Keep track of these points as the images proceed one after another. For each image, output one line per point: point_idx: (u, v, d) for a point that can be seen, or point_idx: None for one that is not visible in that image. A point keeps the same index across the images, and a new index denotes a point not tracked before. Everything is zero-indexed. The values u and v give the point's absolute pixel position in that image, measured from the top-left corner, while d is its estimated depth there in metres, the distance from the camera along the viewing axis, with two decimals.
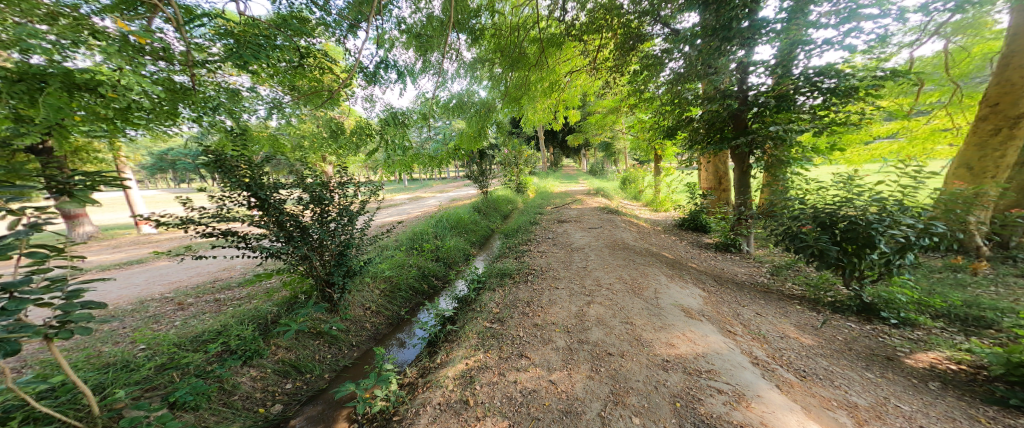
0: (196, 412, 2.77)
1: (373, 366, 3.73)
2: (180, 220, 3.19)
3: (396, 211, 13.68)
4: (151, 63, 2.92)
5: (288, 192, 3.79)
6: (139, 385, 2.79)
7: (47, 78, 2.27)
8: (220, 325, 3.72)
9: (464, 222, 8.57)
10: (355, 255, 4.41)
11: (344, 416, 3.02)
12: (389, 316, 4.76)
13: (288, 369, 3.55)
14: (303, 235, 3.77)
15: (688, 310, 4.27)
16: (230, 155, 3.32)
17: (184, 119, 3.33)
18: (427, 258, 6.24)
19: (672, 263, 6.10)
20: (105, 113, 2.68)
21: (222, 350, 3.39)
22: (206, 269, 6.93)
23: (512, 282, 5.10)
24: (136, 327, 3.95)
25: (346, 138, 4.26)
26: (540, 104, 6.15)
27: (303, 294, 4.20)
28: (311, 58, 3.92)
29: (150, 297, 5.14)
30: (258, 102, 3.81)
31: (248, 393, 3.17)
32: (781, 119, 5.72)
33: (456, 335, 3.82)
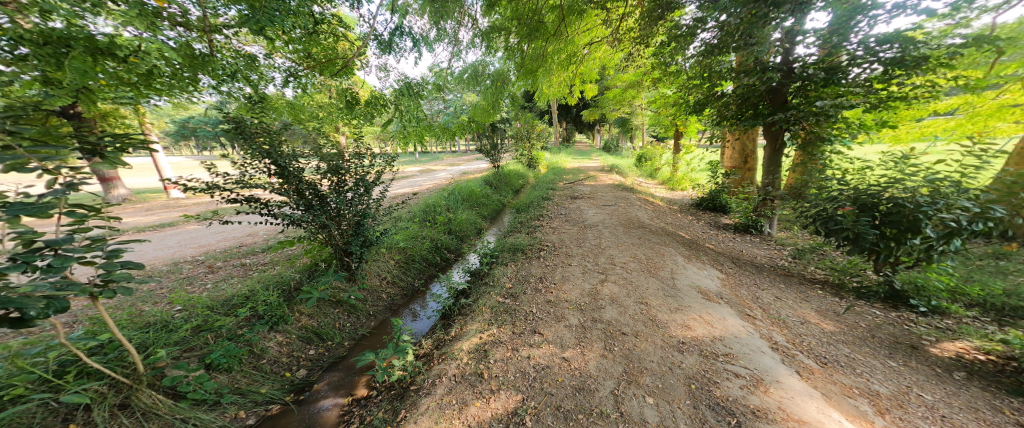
0: (230, 373, 2.97)
1: (390, 336, 3.82)
2: (207, 185, 3.24)
3: (407, 183, 13.74)
4: (168, 28, 2.83)
5: (306, 161, 3.81)
6: (179, 345, 2.95)
7: (71, 43, 2.26)
8: (248, 290, 3.86)
9: (476, 196, 8.50)
10: (373, 226, 4.44)
11: (363, 383, 3.14)
12: (403, 287, 4.86)
13: (311, 335, 3.69)
14: (322, 204, 3.82)
15: (706, 292, 4.16)
16: (250, 121, 3.32)
17: (205, 86, 3.28)
18: (440, 230, 6.26)
19: (690, 243, 5.91)
20: (129, 80, 2.65)
21: (251, 315, 3.55)
22: (233, 234, 7.22)
23: (524, 257, 5.07)
24: (172, 288, 4.19)
25: (361, 108, 4.22)
26: (557, 76, 5.84)
27: (323, 263, 4.28)
28: (324, 24, 3.71)
29: (182, 259, 5.45)
30: (273, 71, 3.79)
31: (275, 357, 3.32)
32: (828, 94, 5.22)
33: (470, 308, 3.85)
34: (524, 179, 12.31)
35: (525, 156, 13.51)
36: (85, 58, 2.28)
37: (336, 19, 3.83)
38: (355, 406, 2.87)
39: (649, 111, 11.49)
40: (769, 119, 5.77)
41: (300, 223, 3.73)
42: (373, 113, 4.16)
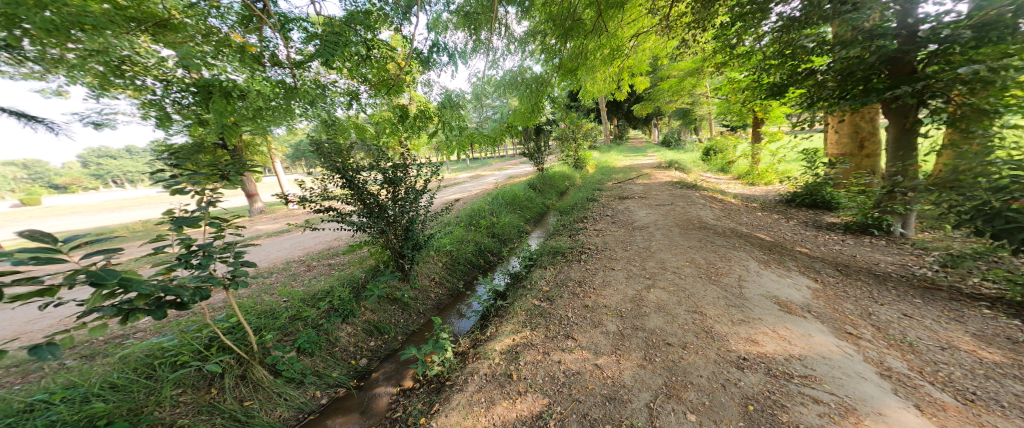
0: (312, 357, 3.38)
1: (432, 334, 4.06)
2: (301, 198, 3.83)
3: (459, 189, 14.45)
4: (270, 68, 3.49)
5: (368, 174, 4.22)
6: (279, 330, 3.41)
7: (211, 88, 2.88)
8: (328, 286, 4.33)
9: (520, 200, 8.58)
10: (422, 229, 4.77)
11: (409, 375, 3.31)
12: (449, 288, 5.12)
13: (372, 328, 4.02)
14: (382, 212, 4.22)
15: (787, 303, 3.51)
16: (326, 142, 3.94)
17: (299, 115, 3.68)
18: (483, 234, 6.46)
19: (766, 245, 5.05)
20: (241, 113, 3.09)
21: (329, 308, 3.94)
22: (323, 239, 8.39)
23: (564, 260, 4.95)
24: (282, 282, 5.06)
25: (411, 121, 4.61)
26: (600, 73, 5.67)
27: (382, 265, 4.66)
28: (379, 48, 4.14)
29: (292, 259, 6.58)
30: (342, 96, 4.19)
31: (344, 346, 3.67)
32: (988, 55, 3.60)
33: (508, 310, 3.89)
34: (573, 181, 12.02)
35: (577, 157, 13.16)
36: (221, 101, 2.85)
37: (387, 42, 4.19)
38: (401, 396, 3.04)
39: (718, 98, 10.27)
40: (887, 95, 4.33)
41: (365, 229, 4.18)
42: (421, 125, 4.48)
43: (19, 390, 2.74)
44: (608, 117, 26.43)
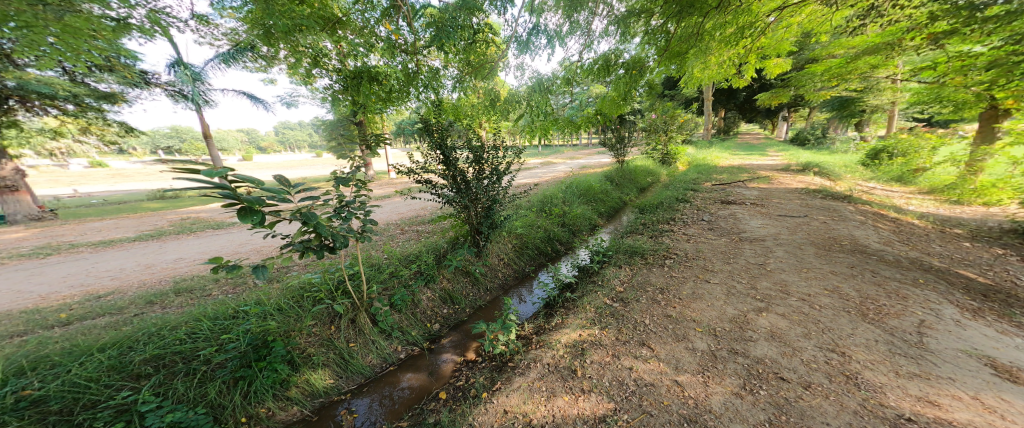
0: (401, 314, 3.67)
1: (501, 313, 4.02)
2: (407, 169, 3.90)
3: (531, 174, 14.51)
4: (401, 57, 3.69)
5: (459, 152, 4.15)
6: (383, 284, 3.75)
7: (362, 75, 3.35)
8: (418, 250, 4.53)
9: (594, 191, 8.08)
10: (500, 210, 4.61)
11: (472, 348, 3.43)
12: (516, 269, 5.00)
13: (447, 297, 4.14)
14: (467, 188, 4.14)
15: (1008, 367, 2.38)
16: (434, 122, 3.87)
17: (413, 96, 3.92)
18: (554, 222, 6.17)
19: (971, 284, 3.51)
20: (375, 94, 3.50)
21: (416, 271, 4.12)
22: (414, 207, 9.17)
23: (645, 263, 4.45)
24: (385, 238, 5.77)
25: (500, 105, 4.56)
26: (714, 56, 4.88)
27: (461, 238, 4.70)
28: (479, 35, 4.12)
29: (391, 220, 7.45)
30: (449, 80, 4.22)
31: (423, 309, 3.88)
32: None
33: (576, 305, 3.67)
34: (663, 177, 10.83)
35: (673, 150, 11.73)
36: (367, 87, 3.39)
37: (487, 26, 4.14)
38: (465, 366, 3.15)
39: (922, 81, 7.58)
40: None
41: (452, 204, 4.15)
42: (510, 110, 4.48)
43: (223, 297, 3.73)
44: (718, 108, 22.91)
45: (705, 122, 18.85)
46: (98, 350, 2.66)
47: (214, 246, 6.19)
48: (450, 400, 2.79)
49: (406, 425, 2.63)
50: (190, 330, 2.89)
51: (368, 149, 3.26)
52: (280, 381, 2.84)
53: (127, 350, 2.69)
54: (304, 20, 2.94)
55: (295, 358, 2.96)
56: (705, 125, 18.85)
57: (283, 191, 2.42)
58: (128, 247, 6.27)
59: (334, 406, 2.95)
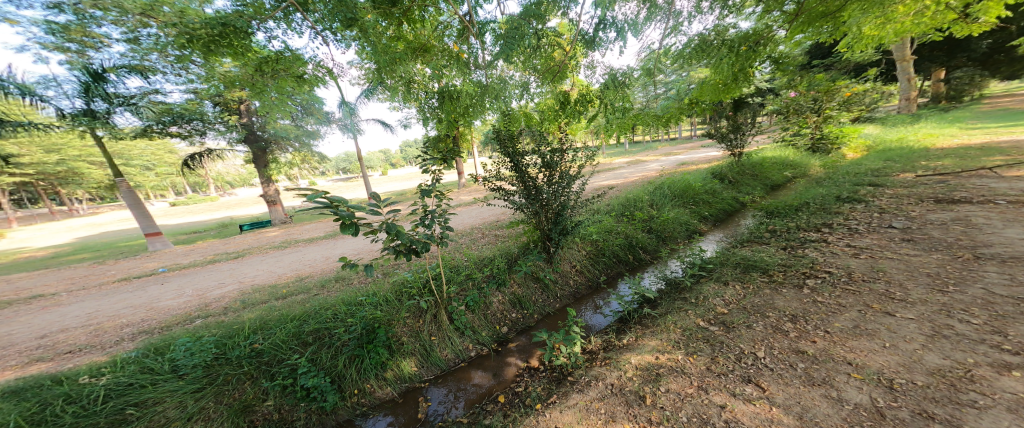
0: (474, 314, 3.83)
1: (564, 324, 3.77)
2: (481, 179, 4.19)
3: (616, 175, 13.53)
4: (477, 70, 4.11)
5: (529, 158, 4.17)
6: (461, 285, 3.99)
7: (444, 94, 3.86)
8: (492, 255, 4.69)
9: (694, 191, 6.90)
10: (571, 215, 4.41)
11: (535, 355, 3.29)
12: (590, 278, 4.64)
13: (517, 301, 4.12)
14: (537, 194, 4.11)
15: None
16: (505, 131, 4.01)
17: (489, 108, 4.18)
18: (638, 227, 5.49)
19: None
20: (456, 111, 3.98)
21: (488, 276, 4.23)
22: (497, 212, 9.59)
23: (770, 283, 3.37)
24: (471, 241, 6.26)
25: (572, 106, 4.62)
26: (904, 5, 3.44)
27: (532, 244, 4.60)
28: (546, 38, 4.14)
29: (480, 224, 8.07)
30: (517, 88, 4.45)
31: (493, 310, 3.96)
32: None
33: (654, 324, 3.11)
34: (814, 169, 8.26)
35: (831, 133, 8.86)
36: (451, 106, 3.85)
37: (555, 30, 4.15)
38: (526, 373, 3.04)
39: None
40: None
41: (522, 209, 4.22)
42: (582, 110, 4.60)
43: (356, 285, 4.70)
44: (929, 69, 16.17)
45: (901, 90, 13.59)
46: (291, 320, 3.59)
47: (358, 245, 7.89)
48: (507, 405, 2.73)
49: (466, 422, 2.70)
50: (336, 312, 3.60)
51: (446, 163, 3.41)
52: (380, 363, 3.26)
53: (303, 322, 3.51)
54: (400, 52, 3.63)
55: (394, 344, 3.37)
56: (899, 94, 13.58)
57: (374, 206, 2.89)
58: (318, 243, 8.76)
59: (417, 391, 3.24)
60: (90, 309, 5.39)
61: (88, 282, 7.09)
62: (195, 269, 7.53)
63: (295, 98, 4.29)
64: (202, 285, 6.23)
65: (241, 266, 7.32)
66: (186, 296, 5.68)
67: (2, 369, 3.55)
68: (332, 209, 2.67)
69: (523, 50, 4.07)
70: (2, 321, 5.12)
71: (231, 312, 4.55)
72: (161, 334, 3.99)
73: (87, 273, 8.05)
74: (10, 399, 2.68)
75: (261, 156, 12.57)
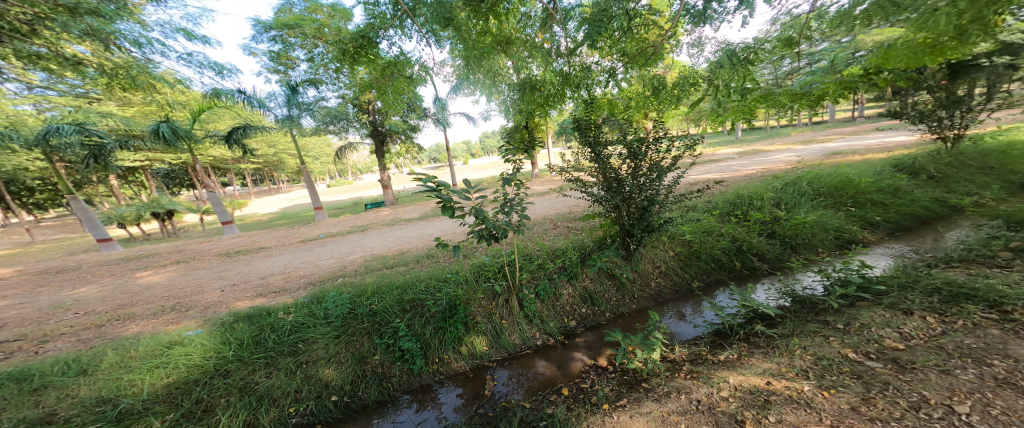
0: (542, 303, 3.85)
1: (643, 328, 3.65)
2: (559, 169, 4.26)
3: (721, 169, 11.85)
4: (558, 60, 4.36)
5: (612, 148, 4.05)
6: (536, 274, 4.06)
7: (526, 85, 4.33)
8: (564, 247, 4.68)
9: (856, 188, 5.75)
10: (660, 212, 4.11)
11: (606, 355, 3.24)
12: (676, 283, 4.47)
13: (587, 296, 4.09)
14: (619, 186, 3.97)
15: None
16: (587, 120, 3.98)
17: (568, 97, 4.55)
18: (752, 230, 4.90)
19: None
20: (536, 100, 4.39)
21: (558, 267, 4.21)
22: (569, 203, 9.36)
23: (1008, 322, 2.39)
24: (542, 231, 6.28)
25: (668, 91, 4.27)
26: None
27: (608, 238, 4.52)
28: (638, 18, 3.98)
29: (557, 213, 8.05)
30: (602, 74, 4.46)
31: (563, 303, 3.97)
32: None
33: (770, 343, 2.79)
34: None
35: None
36: (534, 95, 4.34)
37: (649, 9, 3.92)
38: (593, 371, 3.02)
39: None
40: None
41: (601, 203, 4.11)
42: (686, 94, 4.23)
43: (442, 263, 5.25)
44: None
45: None
46: (395, 287, 4.13)
47: (443, 227, 8.75)
48: (570, 399, 2.72)
49: (529, 407, 2.73)
50: (428, 287, 3.98)
51: (527, 153, 3.57)
52: (458, 337, 3.49)
53: (401, 291, 3.97)
54: (487, 49, 4.29)
55: (470, 322, 3.57)
56: None
57: (464, 191, 3.08)
58: (421, 223, 10.04)
59: (485, 369, 3.39)
60: (287, 261, 7.28)
61: (286, 240, 9.68)
62: (342, 236, 9.51)
63: (405, 96, 5.14)
64: (345, 250, 7.78)
65: (364, 238, 8.92)
66: (335, 257, 7.21)
67: (241, 299, 4.95)
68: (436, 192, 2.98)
69: (612, 36, 4.06)
70: (247, 263, 7.44)
71: (366, 272, 5.58)
72: (316, 284, 5.24)
73: (288, 233, 11.04)
74: (245, 321, 3.72)
75: (383, 148, 15.12)
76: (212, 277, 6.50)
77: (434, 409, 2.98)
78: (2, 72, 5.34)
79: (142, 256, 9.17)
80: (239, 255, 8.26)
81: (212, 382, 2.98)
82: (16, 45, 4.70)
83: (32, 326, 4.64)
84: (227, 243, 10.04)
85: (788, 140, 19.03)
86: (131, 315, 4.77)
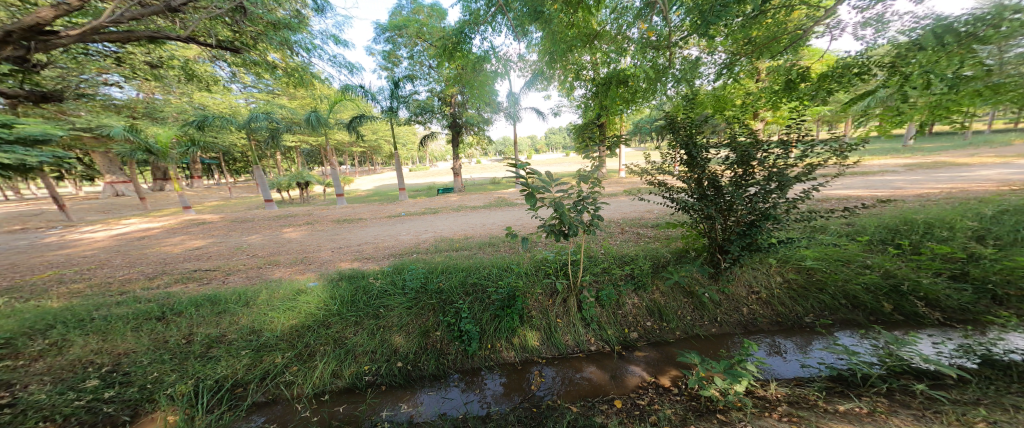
0: (603, 309, 3.68)
1: (729, 356, 3.17)
2: (641, 170, 3.90)
3: (849, 185, 9.56)
4: (652, 52, 4.12)
5: (715, 151, 3.53)
6: (601, 276, 3.89)
7: (612, 79, 4.48)
8: (633, 254, 4.36)
9: None
10: (772, 230, 3.43)
11: (670, 375, 2.97)
12: (780, 313, 3.79)
13: (654, 310, 3.75)
14: (716, 195, 3.47)
15: None
16: (682, 118, 3.54)
17: (661, 93, 4.54)
18: (924, 269, 3.73)
19: None
20: (621, 93, 4.57)
21: (625, 274, 3.95)
22: (639, 208, 8.60)
23: None
24: (608, 234, 5.91)
25: (806, 87, 4.29)
26: None
27: (693, 251, 4.05)
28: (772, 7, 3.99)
29: (626, 217, 7.50)
30: (709, 67, 4.66)
31: (626, 312, 3.71)
32: None
33: (930, 405, 2.20)
34: None
35: None
36: (615, 89, 4.49)
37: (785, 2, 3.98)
38: (653, 388, 2.83)
39: None
40: None
41: (689, 210, 3.62)
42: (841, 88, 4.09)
43: (503, 252, 5.38)
44: None
45: None
46: (460, 269, 4.41)
47: (508, 218, 8.99)
48: (622, 412, 2.61)
49: (575, 412, 2.65)
50: (491, 273, 4.16)
51: (607, 149, 3.39)
52: (512, 328, 3.55)
53: (463, 274, 4.22)
54: (573, 42, 4.50)
55: (525, 315, 3.61)
56: None
57: (546, 184, 3.01)
58: (490, 211, 10.56)
59: (530, 365, 3.38)
60: (378, 232, 8.47)
61: (376, 214, 11.30)
62: (423, 216, 10.61)
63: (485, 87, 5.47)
64: (422, 229, 8.66)
65: (436, 220, 9.75)
66: (412, 234, 8.06)
67: (344, 260, 5.99)
68: (523, 181, 3.00)
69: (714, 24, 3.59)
70: (351, 230, 8.90)
71: (435, 251, 6.09)
72: (397, 256, 5.97)
73: (380, 208, 12.83)
74: (345, 280, 4.47)
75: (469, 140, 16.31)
76: (327, 239, 7.95)
77: (479, 392, 3.09)
78: (231, 76, 7.40)
79: (286, 216, 11.78)
80: (348, 223, 9.92)
81: (318, 330, 3.58)
82: (243, 57, 6.50)
83: (222, 261, 6.49)
84: (341, 212, 12.16)
85: (984, 153, 13.80)
86: (275, 262, 6.22)
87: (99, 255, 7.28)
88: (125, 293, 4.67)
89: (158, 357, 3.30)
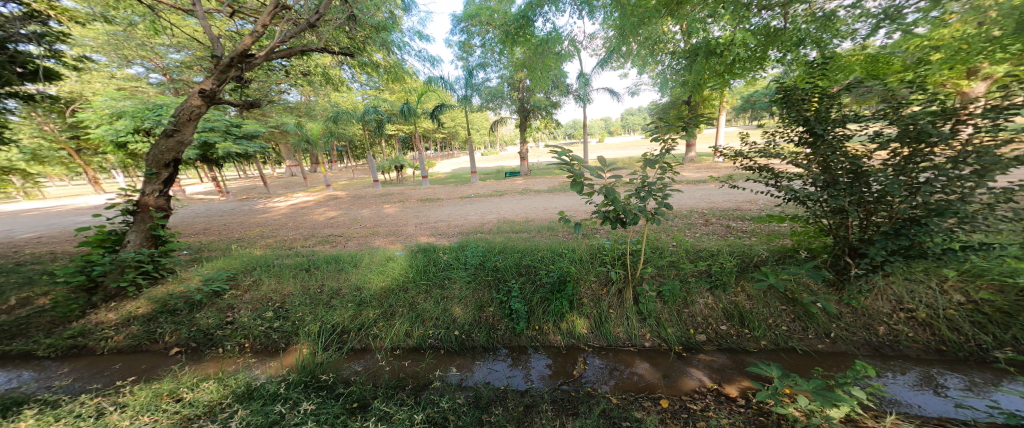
0: (665, 305, 3.40)
1: (824, 377, 2.64)
2: (734, 153, 3.38)
3: None
4: (757, 13, 3.77)
5: (862, 126, 2.82)
6: (664, 269, 3.62)
7: (699, 50, 4.15)
8: (715, 248, 3.86)
9: None
10: (954, 231, 2.54)
11: (741, 386, 2.63)
12: (929, 339, 2.93)
13: (733, 313, 3.29)
14: (853, 183, 2.81)
15: None
16: (808, 88, 2.93)
17: (771, 61, 4.01)
18: None
19: None
20: (715, 66, 4.19)
21: (703, 270, 3.56)
22: (734, 198, 7.33)
23: None
24: (686, 225, 5.25)
25: None
26: None
27: (801, 251, 3.44)
28: None
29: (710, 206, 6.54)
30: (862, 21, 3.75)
31: (695, 312, 3.35)
32: None
33: None
34: None
35: None
36: (705, 63, 4.11)
37: None
38: (712, 395, 2.56)
39: None
40: None
41: (805, 202, 3.04)
42: None
43: (561, 237, 5.32)
44: None
45: None
46: (517, 251, 4.54)
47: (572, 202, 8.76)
48: (667, 412, 2.42)
49: (614, 403, 2.55)
50: (550, 255, 4.19)
51: (687, 131, 3.00)
52: (560, 313, 3.54)
53: (517, 255, 4.35)
54: (649, 13, 4.16)
55: (576, 302, 3.55)
56: None
57: (598, 169, 2.82)
58: (559, 194, 10.38)
59: (579, 351, 3.34)
60: (453, 211, 9.21)
61: (452, 195, 12.27)
62: (495, 197, 11.08)
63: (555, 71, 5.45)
64: (491, 209, 9.07)
65: (501, 202, 10.09)
66: (481, 214, 8.51)
67: (424, 235, 6.73)
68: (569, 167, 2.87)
69: None
70: (432, 209, 9.89)
71: (500, 231, 6.34)
72: (464, 234, 6.44)
73: (454, 189, 13.86)
74: (425, 252, 5.07)
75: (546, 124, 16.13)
76: (412, 215, 9.03)
77: (524, 368, 3.20)
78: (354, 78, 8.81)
79: (385, 194, 13.71)
80: (433, 202, 11.04)
81: (399, 294, 4.15)
82: (359, 59, 7.58)
83: (345, 228, 7.99)
84: (428, 191, 13.55)
85: None
86: (377, 233, 7.36)
87: (279, 219, 9.77)
88: (293, 248, 6.25)
89: (306, 300, 4.26)
